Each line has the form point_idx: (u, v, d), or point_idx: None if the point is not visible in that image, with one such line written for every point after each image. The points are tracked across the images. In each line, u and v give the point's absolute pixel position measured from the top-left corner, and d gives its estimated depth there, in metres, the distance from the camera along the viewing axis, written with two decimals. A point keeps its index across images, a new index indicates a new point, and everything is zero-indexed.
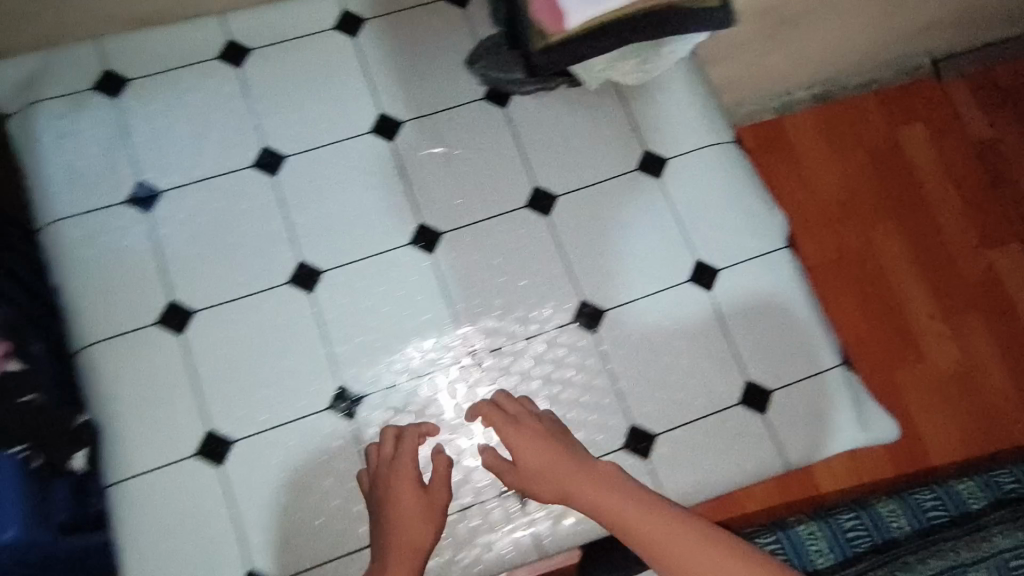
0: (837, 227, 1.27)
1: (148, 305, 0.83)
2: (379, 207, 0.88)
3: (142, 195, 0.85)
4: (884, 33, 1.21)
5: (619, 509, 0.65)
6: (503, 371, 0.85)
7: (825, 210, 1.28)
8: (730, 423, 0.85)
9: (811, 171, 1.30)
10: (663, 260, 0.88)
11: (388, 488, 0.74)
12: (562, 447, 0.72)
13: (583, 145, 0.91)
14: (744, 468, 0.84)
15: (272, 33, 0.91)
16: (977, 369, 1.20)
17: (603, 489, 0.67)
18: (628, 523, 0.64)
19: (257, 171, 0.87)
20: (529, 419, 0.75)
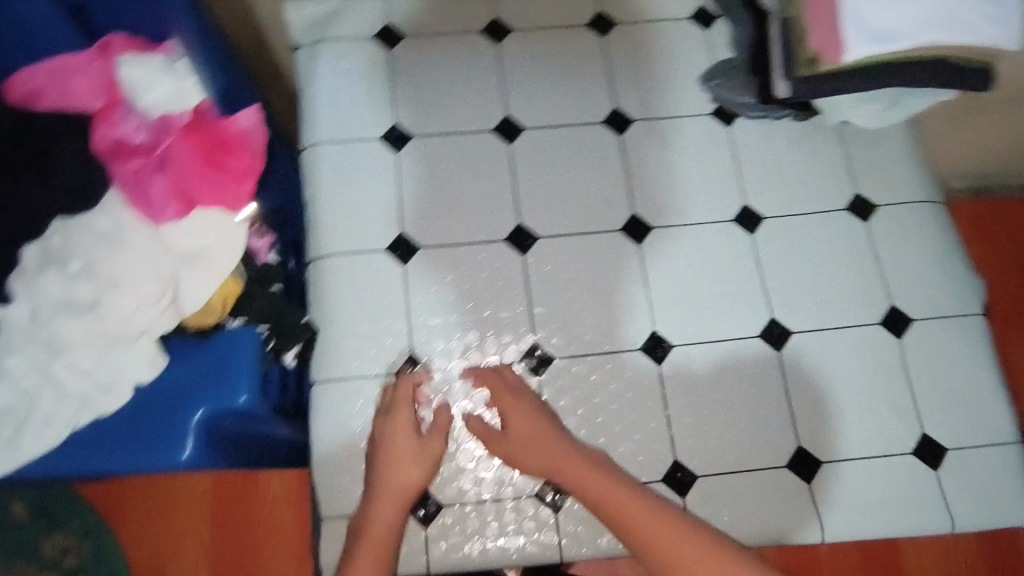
0: None
1: (382, 231, 0.92)
2: (598, 191, 0.95)
3: (396, 136, 0.96)
4: None
5: (613, 493, 0.77)
6: (687, 364, 0.89)
7: None
8: (897, 465, 0.86)
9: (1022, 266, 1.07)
10: (856, 299, 0.91)
11: (376, 431, 0.83)
12: (556, 434, 0.82)
13: (798, 174, 0.96)
14: (906, 511, 0.84)
15: (534, 21, 1.01)
16: None
17: (600, 479, 0.78)
18: (617, 508, 0.76)
19: (496, 135, 0.96)
20: (509, 397, 0.84)
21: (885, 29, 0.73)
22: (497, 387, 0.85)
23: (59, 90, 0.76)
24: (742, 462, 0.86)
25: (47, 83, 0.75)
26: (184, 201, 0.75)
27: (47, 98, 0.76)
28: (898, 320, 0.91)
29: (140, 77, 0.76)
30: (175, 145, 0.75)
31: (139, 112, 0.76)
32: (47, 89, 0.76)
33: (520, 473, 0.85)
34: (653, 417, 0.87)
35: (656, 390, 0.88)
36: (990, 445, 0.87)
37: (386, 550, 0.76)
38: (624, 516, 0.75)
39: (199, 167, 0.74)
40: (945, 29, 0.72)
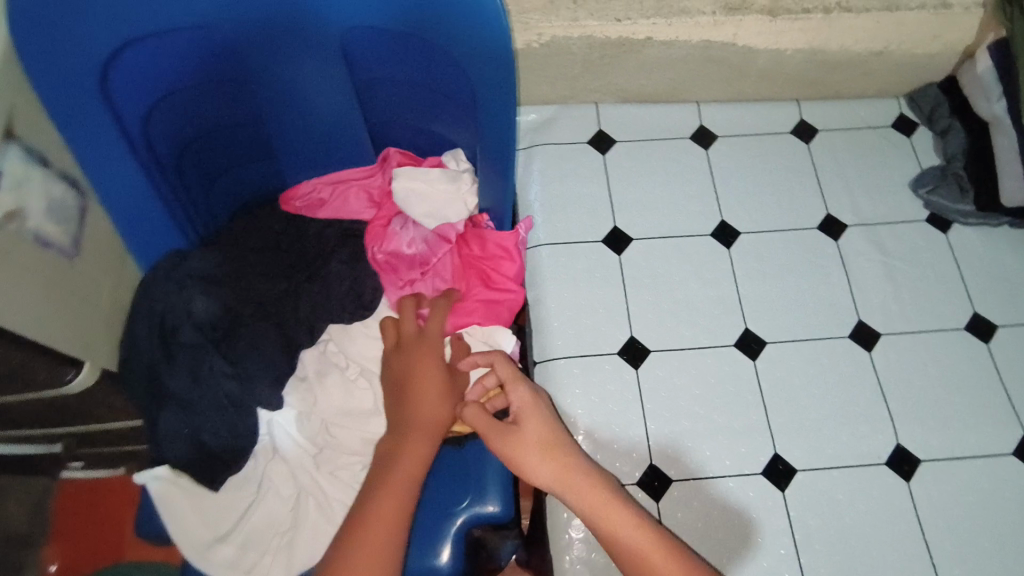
0: None
1: (610, 333, 0.91)
2: (822, 296, 0.94)
3: (616, 238, 0.97)
4: None
5: (626, 530, 0.64)
6: (940, 481, 0.85)
7: None
8: None
9: None
10: None
11: (401, 373, 0.69)
12: (583, 464, 0.68)
13: (1021, 281, 0.95)
14: None
15: (740, 128, 1.04)
16: None
17: (615, 510, 0.65)
18: (616, 536, 0.64)
19: (715, 239, 0.97)
20: (544, 419, 0.69)
21: None
22: (544, 416, 0.69)
23: (340, 205, 0.77)
24: None
25: (328, 197, 0.77)
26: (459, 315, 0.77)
27: (329, 210, 0.77)
28: None
29: (418, 189, 0.73)
30: (448, 258, 0.77)
31: (415, 225, 0.76)
32: (329, 203, 0.77)
33: None
34: (911, 541, 0.82)
35: (910, 506, 0.84)
36: None
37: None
38: (613, 535, 0.64)
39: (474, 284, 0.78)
40: None
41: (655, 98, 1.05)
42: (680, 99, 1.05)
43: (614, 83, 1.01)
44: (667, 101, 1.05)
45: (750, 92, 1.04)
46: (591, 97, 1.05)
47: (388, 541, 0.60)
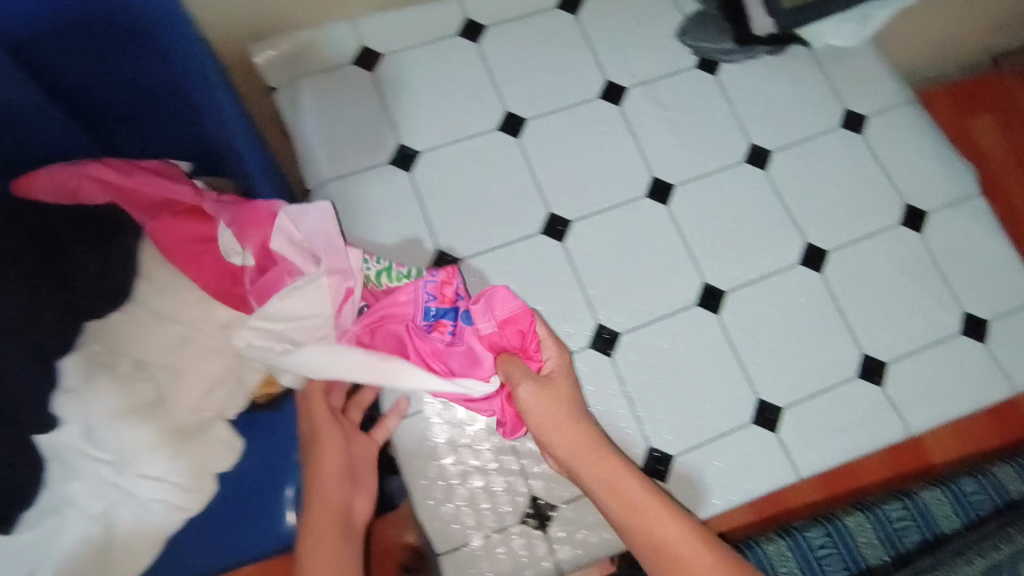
0: None
1: (416, 253, 0.89)
2: (613, 163, 0.96)
3: (402, 156, 0.93)
4: None
5: (637, 499, 0.65)
6: (742, 305, 0.91)
7: None
8: (944, 338, 0.91)
9: None
10: (872, 206, 0.97)
11: (310, 434, 0.68)
12: (619, 459, 0.67)
13: (785, 106, 1.01)
14: (963, 380, 0.89)
15: (507, 13, 1.01)
16: None
17: (660, 510, 0.65)
18: (665, 546, 0.63)
19: (502, 133, 0.95)
20: (588, 433, 0.67)
21: None
22: (574, 430, 0.67)
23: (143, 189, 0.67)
24: (819, 385, 0.88)
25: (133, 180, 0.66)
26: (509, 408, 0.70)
27: (91, 196, 0.64)
28: (909, 216, 0.96)
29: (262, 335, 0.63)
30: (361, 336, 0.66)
31: (217, 201, 0.69)
32: (131, 187, 0.66)
33: None
34: (727, 367, 0.88)
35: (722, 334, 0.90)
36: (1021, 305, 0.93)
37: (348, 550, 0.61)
38: (653, 534, 0.64)
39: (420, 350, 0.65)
40: None
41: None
42: None
43: None
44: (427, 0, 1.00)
45: None
46: (344, 12, 0.97)
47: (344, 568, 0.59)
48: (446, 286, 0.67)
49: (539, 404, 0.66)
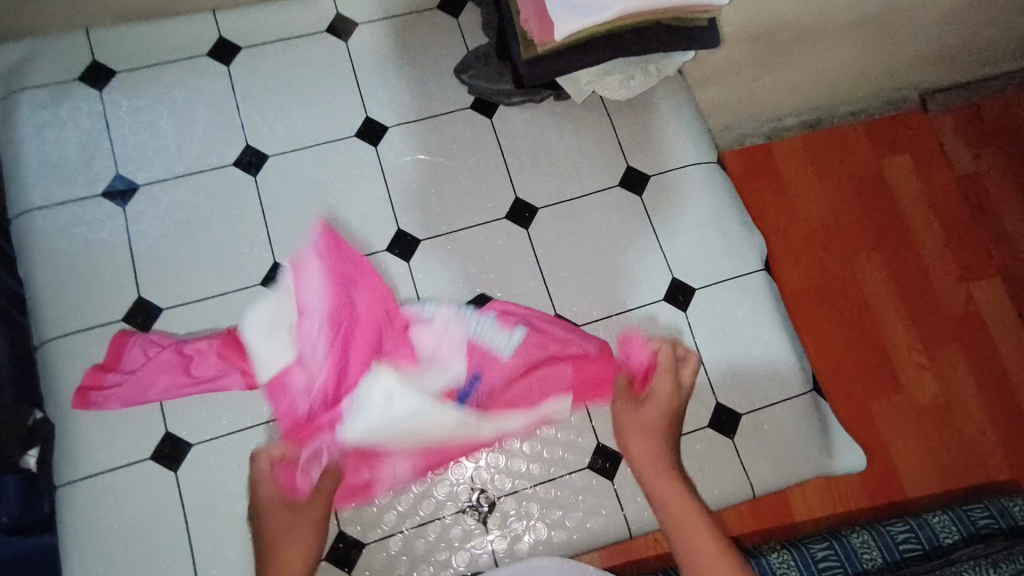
0: (846, 255, 1.40)
1: (115, 298, 0.82)
2: (359, 212, 0.88)
3: (119, 188, 0.85)
4: (859, 73, 1.35)
5: (684, 506, 0.64)
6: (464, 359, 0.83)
7: (846, 237, 1.42)
8: (691, 429, 0.84)
9: (846, 201, 1.44)
10: (636, 278, 0.88)
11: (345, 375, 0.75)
12: (672, 465, 0.69)
13: (564, 158, 0.93)
14: (702, 477, 0.82)
15: (268, 35, 0.93)
16: (962, 405, 1.33)
17: (680, 499, 0.65)
18: (667, 499, 0.66)
19: (238, 169, 0.88)
20: (656, 423, 0.74)
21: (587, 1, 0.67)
22: (651, 438, 0.72)
23: (138, 383, 0.78)
24: (545, 471, 0.82)
25: (129, 380, 0.78)
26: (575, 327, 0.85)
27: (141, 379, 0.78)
28: (677, 291, 0.88)
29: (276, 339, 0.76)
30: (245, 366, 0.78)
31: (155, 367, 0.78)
32: (128, 385, 0.78)
33: None
34: None
35: None
36: (783, 400, 0.86)
37: (319, 526, 0.68)
38: (667, 509, 0.65)
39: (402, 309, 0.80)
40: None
41: (158, 9, 0.90)
42: (192, 9, 0.91)
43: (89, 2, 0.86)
44: (177, 11, 0.91)
45: None
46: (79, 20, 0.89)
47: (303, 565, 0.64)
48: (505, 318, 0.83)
49: (648, 408, 0.75)
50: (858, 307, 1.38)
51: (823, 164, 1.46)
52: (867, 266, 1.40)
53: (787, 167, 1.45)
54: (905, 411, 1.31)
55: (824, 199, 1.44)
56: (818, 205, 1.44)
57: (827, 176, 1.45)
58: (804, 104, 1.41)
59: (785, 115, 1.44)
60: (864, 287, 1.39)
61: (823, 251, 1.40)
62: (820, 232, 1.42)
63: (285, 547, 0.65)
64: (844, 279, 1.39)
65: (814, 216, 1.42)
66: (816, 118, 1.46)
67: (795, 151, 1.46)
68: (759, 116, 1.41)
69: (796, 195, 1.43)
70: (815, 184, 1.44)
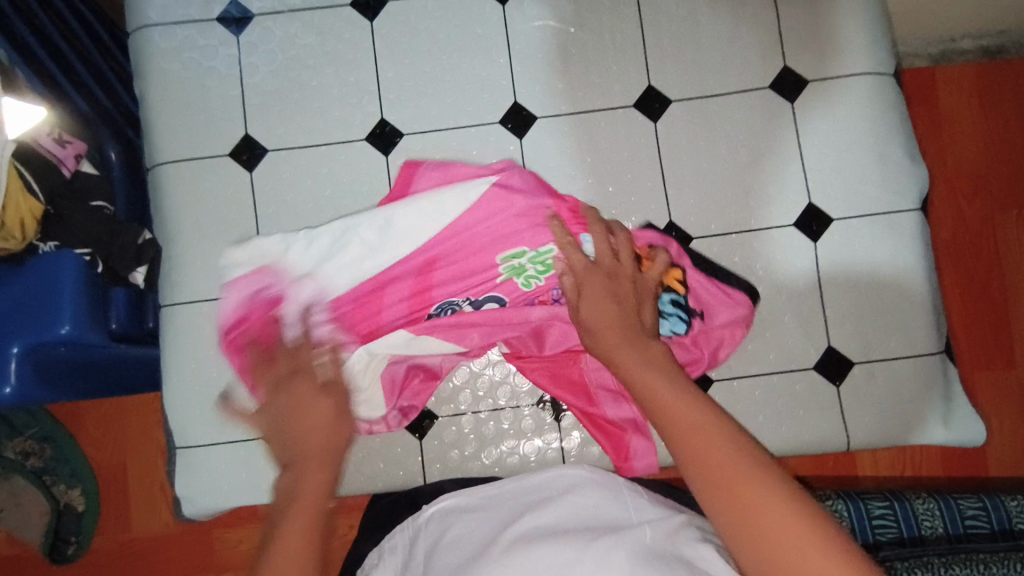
0: (993, 209, 1.23)
1: (223, 131, 0.80)
2: (475, 76, 0.81)
3: (234, 15, 0.82)
4: None
5: (703, 433, 0.48)
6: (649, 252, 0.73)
7: (999, 189, 1.24)
8: (792, 368, 0.77)
9: (1011, 148, 1.24)
10: (767, 197, 0.79)
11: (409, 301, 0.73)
12: (631, 328, 0.59)
13: (712, 44, 0.81)
14: (794, 419, 0.77)
15: None
16: None
17: (658, 378, 0.54)
18: (648, 387, 0.54)
19: (355, 11, 0.82)
20: (615, 291, 0.62)
21: None
22: (607, 298, 0.62)
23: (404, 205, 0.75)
24: None
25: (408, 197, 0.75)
26: (706, 295, 0.74)
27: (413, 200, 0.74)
28: (811, 216, 0.79)
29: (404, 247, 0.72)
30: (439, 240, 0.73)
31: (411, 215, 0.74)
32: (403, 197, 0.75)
33: None
34: None
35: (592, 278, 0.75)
36: (905, 357, 0.77)
37: (337, 407, 0.60)
38: (642, 385, 0.54)
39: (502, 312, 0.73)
40: None
41: None
42: None
43: None
44: None
45: None
46: None
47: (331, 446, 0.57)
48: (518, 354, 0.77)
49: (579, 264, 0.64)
50: (990, 270, 1.23)
51: (995, 99, 1.25)
52: (1015, 227, 1.23)
53: (951, 99, 1.25)
54: (1014, 389, 1.20)
55: (985, 142, 1.25)
56: (974, 146, 1.25)
57: (996, 115, 1.25)
58: (993, 23, 1.20)
59: (964, 35, 1.22)
60: (1005, 250, 1.23)
61: (967, 202, 1.24)
62: (969, 179, 1.24)
63: (300, 415, 0.59)
64: (982, 237, 1.23)
65: (968, 160, 1.25)
66: (1004, 44, 1.23)
67: (964, 81, 1.26)
68: (935, 32, 1.21)
69: (952, 132, 1.25)
70: (979, 124, 1.25)
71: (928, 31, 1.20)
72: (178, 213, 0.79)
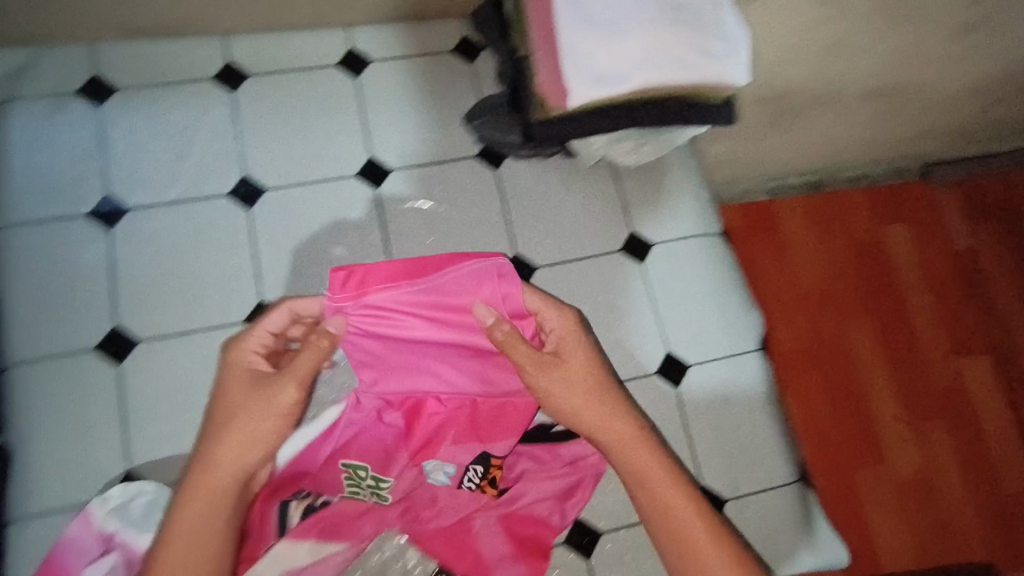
0: (841, 322, 1.51)
1: (90, 324, 0.78)
2: (353, 255, 0.86)
3: (106, 211, 0.82)
4: (863, 140, 1.45)
5: (673, 500, 0.70)
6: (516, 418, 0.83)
7: (843, 304, 1.53)
8: None
9: (845, 267, 1.55)
10: (630, 349, 0.86)
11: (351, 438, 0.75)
12: (628, 424, 0.72)
13: (568, 216, 0.91)
14: None
15: (272, 61, 0.90)
16: (941, 478, 1.46)
17: (650, 463, 0.71)
18: (644, 477, 0.70)
19: (232, 201, 0.84)
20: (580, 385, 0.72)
21: (604, 71, 0.68)
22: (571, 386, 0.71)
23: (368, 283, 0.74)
24: None
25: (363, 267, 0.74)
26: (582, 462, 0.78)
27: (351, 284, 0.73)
28: (671, 364, 0.87)
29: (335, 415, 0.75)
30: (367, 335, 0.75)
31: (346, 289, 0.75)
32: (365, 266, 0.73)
33: None
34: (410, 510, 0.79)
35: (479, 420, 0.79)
36: (769, 489, 0.84)
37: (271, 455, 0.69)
38: (638, 466, 0.71)
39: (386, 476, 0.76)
40: (662, 64, 0.69)
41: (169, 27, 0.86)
42: (203, 29, 0.89)
43: (99, 14, 0.82)
44: (189, 31, 0.88)
45: (286, 14, 0.89)
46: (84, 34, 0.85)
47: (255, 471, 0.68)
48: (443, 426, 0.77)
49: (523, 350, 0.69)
50: (852, 377, 1.49)
51: (824, 226, 1.56)
52: (863, 336, 1.52)
53: (791, 228, 1.55)
54: (885, 482, 1.44)
55: (825, 264, 1.54)
56: (813, 268, 1.53)
57: (830, 237, 1.56)
58: (807, 166, 1.51)
59: (791, 175, 1.54)
60: (859, 360, 1.50)
61: (818, 315, 1.51)
62: (817, 295, 1.51)
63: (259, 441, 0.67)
64: (840, 349, 1.49)
65: (813, 276, 1.53)
66: (820, 180, 1.56)
67: (802, 216, 1.56)
68: (761, 174, 1.50)
69: (794, 255, 1.54)
70: (820, 248, 1.55)
71: (758, 174, 1.50)
72: (32, 415, 0.74)
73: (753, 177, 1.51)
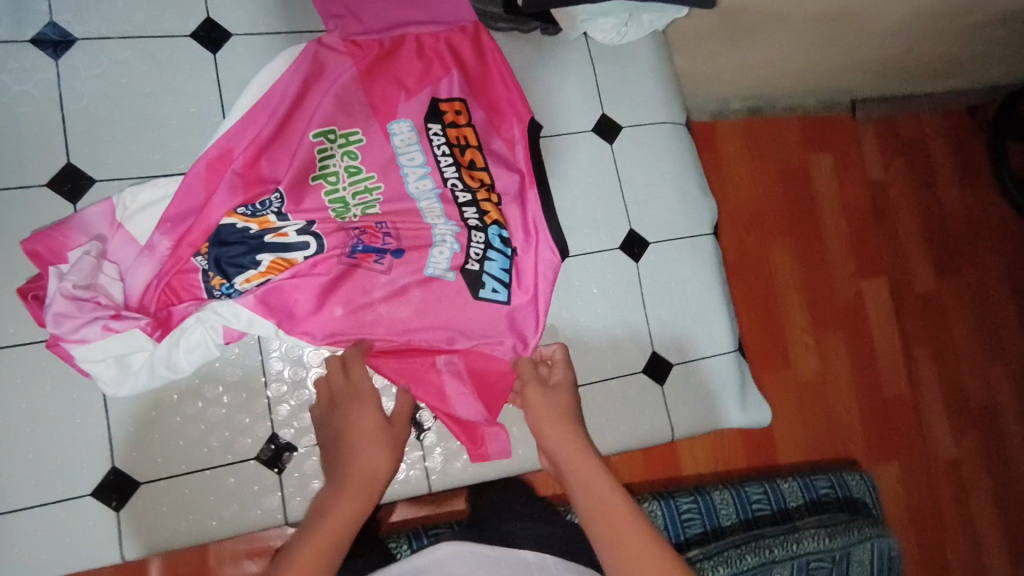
0: (767, 237, 1.44)
1: (37, 160, 0.73)
2: None
3: (47, 39, 0.75)
4: (809, 70, 1.36)
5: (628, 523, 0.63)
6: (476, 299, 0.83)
7: (765, 221, 1.44)
8: (626, 373, 0.90)
9: (770, 183, 1.46)
10: (598, 223, 0.91)
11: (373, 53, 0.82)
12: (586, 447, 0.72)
13: (552, 95, 0.92)
14: (631, 416, 0.89)
15: None
16: (838, 388, 1.44)
17: (611, 497, 0.66)
18: (605, 511, 0.64)
19: (197, 42, 0.80)
20: (566, 403, 0.77)
21: None
22: (558, 413, 0.75)
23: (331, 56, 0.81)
24: None
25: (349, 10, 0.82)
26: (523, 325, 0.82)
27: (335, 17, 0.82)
28: (633, 241, 0.92)
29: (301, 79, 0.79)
30: (343, 68, 0.81)
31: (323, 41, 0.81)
32: (351, 17, 0.82)
33: (240, 437, 0.76)
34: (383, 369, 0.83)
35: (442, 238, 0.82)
36: (711, 358, 0.94)
37: (393, 448, 0.70)
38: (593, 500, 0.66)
39: (349, 128, 0.80)
40: None
41: None
42: None
43: None
44: None
45: None
46: None
47: (375, 470, 0.67)
48: (430, 70, 0.84)
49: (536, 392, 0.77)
50: (766, 290, 1.43)
51: (758, 148, 1.46)
52: (791, 254, 1.45)
53: (723, 145, 1.44)
54: (789, 386, 1.40)
55: (779, 180, 1.47)
56: (742, 181, 1.45)
57: (768, 142, 1.47)
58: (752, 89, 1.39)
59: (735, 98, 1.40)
60: (784, 279, 1.44)
61: (756, 231, 1.44)
62: (733, 211, 1.44)
63: (357, 437, 0.69)
64: (786, 263, 1.45)
65: (745, 196, 1.45)
66: (761, 105, 1.44)
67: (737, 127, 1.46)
68: (710, 91, 1.38)
69: (725, 169, 1.45)
70: (767, 153, 1.47)
71: (707, 89, 1.36)
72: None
73: (699, 95, 1.39)
